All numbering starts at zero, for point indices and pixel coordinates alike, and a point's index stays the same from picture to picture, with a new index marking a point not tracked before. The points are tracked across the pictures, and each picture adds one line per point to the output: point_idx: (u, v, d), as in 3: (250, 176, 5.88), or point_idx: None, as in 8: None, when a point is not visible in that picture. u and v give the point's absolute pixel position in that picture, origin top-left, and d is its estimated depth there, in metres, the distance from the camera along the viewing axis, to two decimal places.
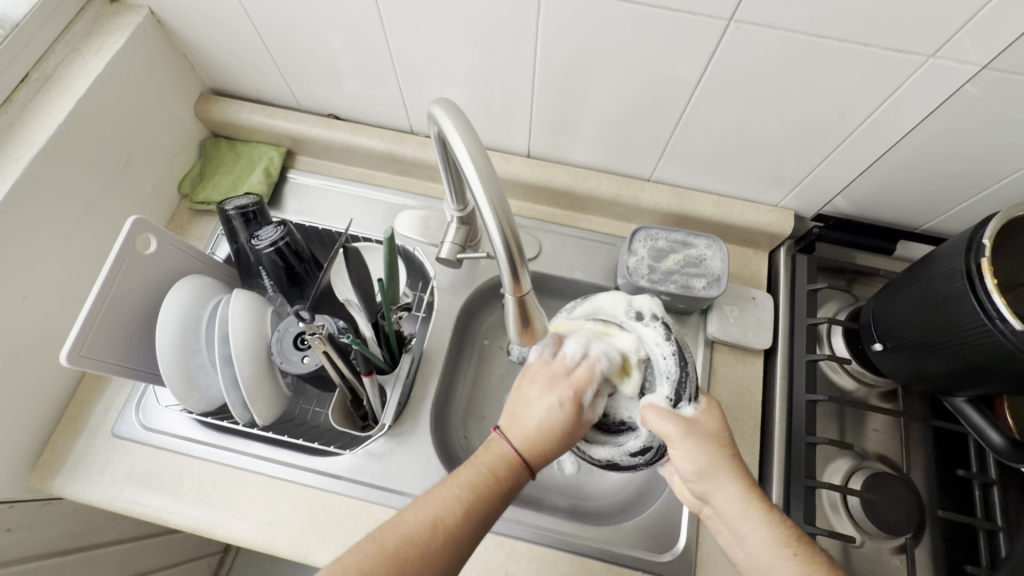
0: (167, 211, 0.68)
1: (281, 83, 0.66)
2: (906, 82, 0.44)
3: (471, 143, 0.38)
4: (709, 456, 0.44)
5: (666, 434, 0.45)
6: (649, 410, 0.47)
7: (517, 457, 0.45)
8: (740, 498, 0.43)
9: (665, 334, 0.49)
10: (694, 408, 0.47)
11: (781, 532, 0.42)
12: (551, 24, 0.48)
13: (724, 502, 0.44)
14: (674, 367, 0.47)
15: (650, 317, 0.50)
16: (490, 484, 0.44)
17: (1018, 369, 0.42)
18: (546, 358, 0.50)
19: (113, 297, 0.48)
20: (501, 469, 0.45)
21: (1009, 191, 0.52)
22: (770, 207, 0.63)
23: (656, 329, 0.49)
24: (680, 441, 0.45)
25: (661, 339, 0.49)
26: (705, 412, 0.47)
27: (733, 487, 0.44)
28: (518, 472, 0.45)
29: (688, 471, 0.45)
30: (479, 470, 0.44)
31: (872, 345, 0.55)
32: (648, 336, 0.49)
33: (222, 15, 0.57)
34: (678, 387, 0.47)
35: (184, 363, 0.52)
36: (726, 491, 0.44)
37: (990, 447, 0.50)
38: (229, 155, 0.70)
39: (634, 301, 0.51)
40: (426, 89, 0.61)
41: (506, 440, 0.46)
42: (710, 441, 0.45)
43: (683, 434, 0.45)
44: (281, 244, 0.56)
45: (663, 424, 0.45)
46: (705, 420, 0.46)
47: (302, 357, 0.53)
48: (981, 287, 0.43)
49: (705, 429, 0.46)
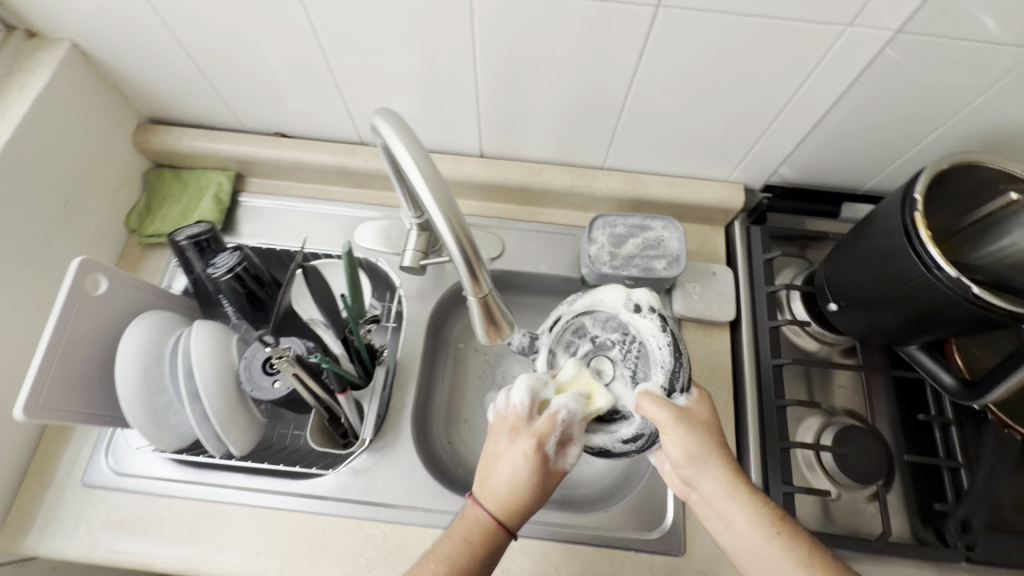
0: (116, 248, 0.65)
1: (221, 106, 0.64)
2: (829, 51, 0.46)
3: (417, 152, 0.38)
4: (699, 443, 0.45)
5: (659, 421, 0.46)
6: (645, 397, 0.47)
7: (493, 523, 0.44)
8: (726, 484, 0.44)
9: (662, 325, 0.50)
10: (687, 398, 0.48)
11: (766, 512, 0.43)
12: (486, 24, 0.49)
13: (710, 488, 0.45)
14: (668, 357, 0.48)
15: (647, 309, 0.51)
16: (470, 554, 0.43)
17: (957, 313, 0.44)
18: (503, 412, 0.48)
19: (65, 346, 0.47)
20: (476, 538, 0.44)
21: (937, 146, 0.55)
22: (721, 183, 0.65)
23: (652, 320, 0.50)
24: (673, 427, 0.45)
25: (657, 331, 0.50)
26: (696, 402, 0.48)
27: (720, 473, 0.45)
28: (495, 537, 0.44)
29: (679, 457, 0.46)
30: (453, 543, 0.43)
31: (828, 306, 0.58)
32: (645, 328, 0.51)
33: (151, 40, 0.55)
34: (672, 376, 0.48)
35: (151, 403, 0.50)
36: (713, 478, 0.45)
37: (944, 388, 0.52)
38: (175, 184, 0.68)
39: (633, 294, 0.52)
40: (371, 99, 0.60)
41: (480, 505, 0.45)
42: (701, 428, 0.46)
43: (675, 420, 0.45)
44: (238, 270, 0.55)
45: (656, 411, 0.46)
46: (697, 409, 0.47)
47: (274, 382, 0.52)
48: (917, 240, 0.45)
49: (696, 417, 0.46)
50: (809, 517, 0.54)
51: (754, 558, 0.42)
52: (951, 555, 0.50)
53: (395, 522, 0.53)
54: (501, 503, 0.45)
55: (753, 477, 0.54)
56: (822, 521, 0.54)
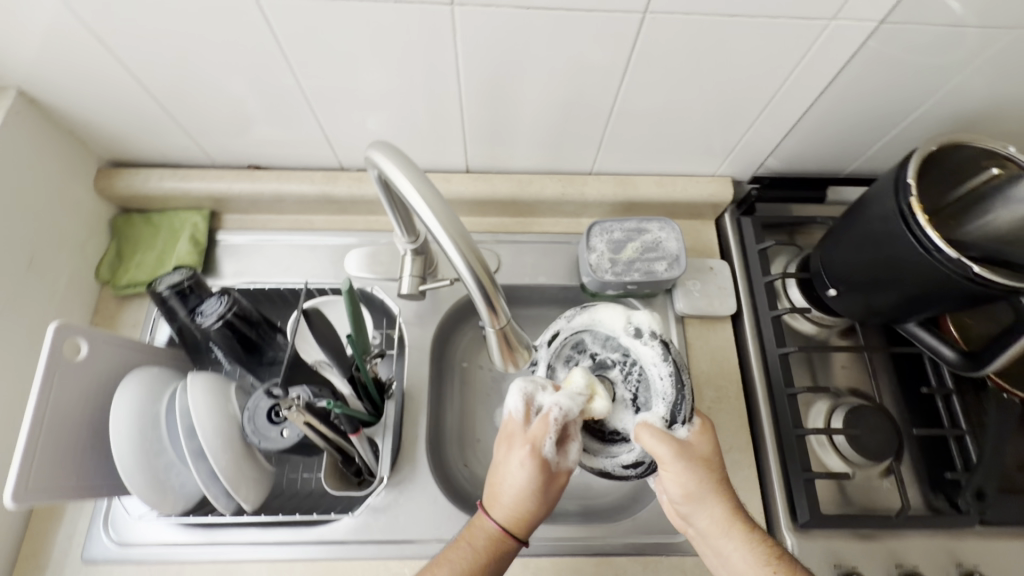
0: (90, 304, 0.61)
1: (190, 143, 0.61)
2: (813, 45, 0.47)
3: (422, 184, 0.36)
4: (698, 480, 0.45)
5: (658, 455, 0.46)
6: (644, 428, 0.47)
7: (500, 533, 0.44)
8: (723, 522, 0.44)
9: (663, 353, 0.50)
10: (688, 429, 0.47)
11: (764, 550, 0.43)
12: (468, 40, 0.47)
13: (707, 524, 0.45)
14: (670, 388, 0.49)
15: (648, 335, 0.51)
16: (476, 566, 0.43)
17: (958, 291, 0.45)
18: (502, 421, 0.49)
19: (50, 419, 0.43)
20: (484, 548, 0.44)
21: (915, 127, 0.57)
22: (709, 178, 0.66)
23: (654, 348, 0.51)
24: (672, 462, 0.45)
25: (658, 359, 0.50)
26: (697, 435, 0.47)
27: (718, 510, 0.45)
28: (504, 547, 0.45)
29: (677, 494, 0.46)
30: (460, 554, 0.44)
31: (826, 291, 0.59)
32: (646, 355, 0.51)
33: (109, 80, 0.52)
34: (673, 408, 0.48)
35: (151, 469, 0.47)
36: (710, 515, 0.45)
37: (947, 363, 0.53)
38: (145, 229, 0.64)
39: (633, 318, 0.52)
40: (349, 121, 0.58)
41: (489, 516, 0.45)
42: (701, 465, 0.45)
43: (675, 455, 0.45)
44: (228, 316, 0.52)
45: (656, 445, 0.46)
46: (697, 444, 0.47)
47: (281, 432, 0.49)
48: (915, 224, 0.45)
49: (696, 453, 0.46)
50: (829, 499, 0.55)
51: None
52: (966, 520, 0.52)
53: (422, 558, 0.52)
54: (508, 512, 0.45)
55: (773, 468, 0.55)
56: (842, 502, 0.55)
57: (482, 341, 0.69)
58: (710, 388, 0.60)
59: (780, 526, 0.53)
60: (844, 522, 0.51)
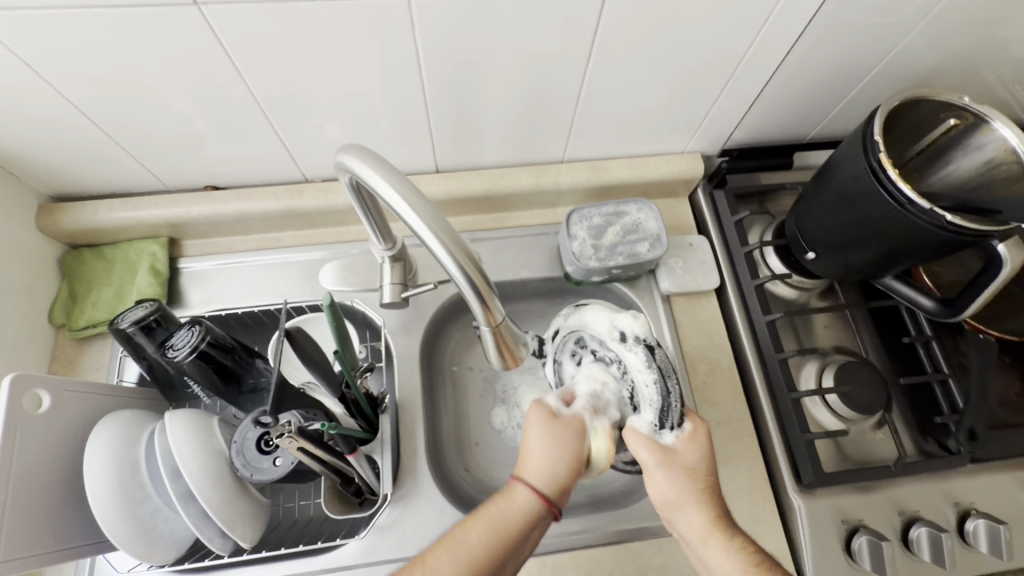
0: (45, 351, 0.57)
1: (139, 168, 0.57)
2: (773, 12, 0.47)
3: (401, 186, 0.34)
4: (679, 489, 0.45)
5: (642, 460, 0.47)
6: (630, 434, 0.47)
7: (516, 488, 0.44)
8: (703, 530, 0.45)
9: (648, 359, 0.47)
10: (676, 436, 0.47)
11: (744, 559, 0.43)
12: (427, 35, 0.46)
13: (689, 530, 0.46)
14: (657, 395, 0.46)
15: (633, 339, 0.48)
16: (506, 534, 0.42)
17: (931, 243, 0.47)
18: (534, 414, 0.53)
19: (16, 479, 0.40)
20: (500, 504, 0.44)
21: (870, 87, 0.59)
22: (679, 155, 0.66)
23: (638, 353, 0.47)
24: (654, 469, 0.46)
25: (643, 366, 0.47)
26: (686, 442, 0.47)
27: (698, 517, 0.45)
28: (524, 504, 0.44)
29: (659, 500, 0.47)
30: (487, 529, 0.42)
31: (804, 255, 0.60)
32: (631, 361, 0.48)
33: (40, 108, 0.48)
34: (662, 414, 0.46)
35: (137, 519, 0.44)
36: (691, 522, 0.45)
37: (926, 312, 0.54)
38: (99, 264, 0.60)
39: (617, 321, 0.49)
40: (307, 130, 0.55)
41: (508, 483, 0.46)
42: (684, 474, 0.45)
43: (656, 463, 0.46)
44: (203, 346, 0.49)
45: (641, 450, 0.46)
46: (683, 451, 0.46)
47: (274, 461, 0.46)
48: (886, 178, 0.46)
49: (681, 461, 0.46)
50: (829, 458, 0.56)
51: None
52: (958, 461, 0.53)
53: None
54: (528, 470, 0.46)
55: (773, 434, 0.55)
56: (840, 459, 0.56)
57: (469, 343, 0.67)
58: (703, 363, 0.60)
59: (786, 489, 0.54)
60: (848, 479, 0.52)
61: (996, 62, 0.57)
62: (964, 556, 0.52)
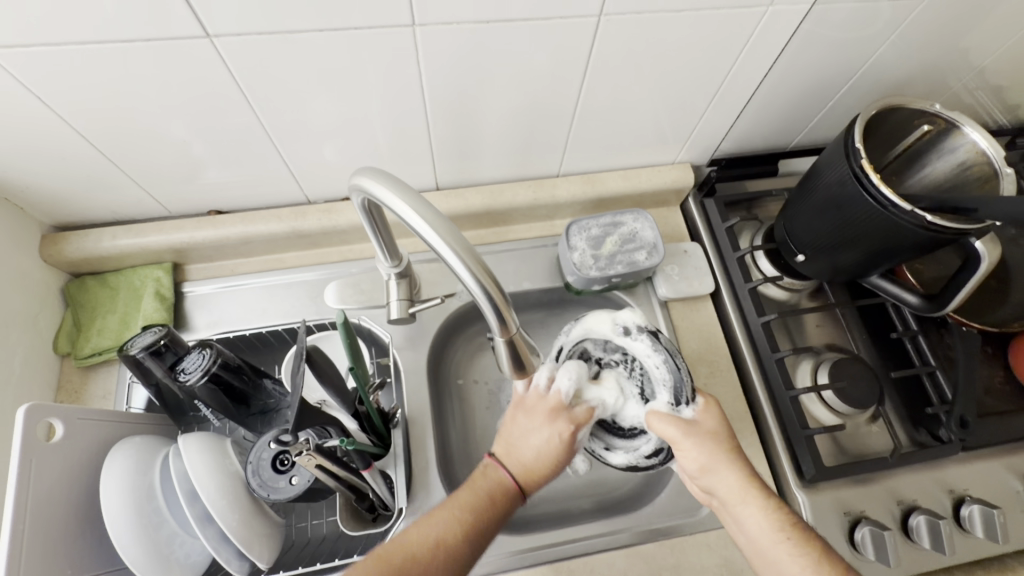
0: (51, 380, 0.57)
1: (143, 194, 0.58)
2: (756, 30, 0.50)
3: (418, 204, 0.36)
4: (709, 453, 0.47)
5: (669, 436, 0.48)
6: (654, 416, 0.49)
7: (512, 482, 0.47)
8: (740, 488, 0.46)
9: (654, 344, 0.51)
10: (693, 410, 0.49)
11: (781, 518, 0.44)
12: (429, 63, 0.48)
13: (725, 492, 0.46)
14: (668, 374, 0.50)
15: (636, 329, 0.52)
16: (483, 508, 0.44)
17: (916, 243, 0.49)
18: (544, 394, 0.50)
19: (34, 509, 0.40)
20: (494, 492, 0.46)
21: (849, 96, 0.62)
22: (670, 165, 0.69)
23: (644, 341, 0.51)
24: (683, 441, 0.47)
25: (650, 351, 0.51)
26: (703, 412, 0.49)
27: (734, 477, 0.46)
28: (513, 499, 0.46)
29: (692, 468, 0.47)
30: (481, 499, 0.45)
31: (794, 257, 0.62)
32: (639, 349, 0.52)
33: (45, 137, 0.48)
34: (676, 390, 0.49)
35: (153, 543, 0.44)
36: (727, 481, 0.46)
37: (912, 308, 0.57)
38: (102, 291, 0.60)
39: (618, 317, 0.53)
40: (311, 153, 0.57)
41: (503, 466, 0.48)
42: (711, 440, 0.47)
43: (685, 433, 0.47)
44: (215, 368, 0.49)
45: (666, 427, 0.48)
46: (704, 421, 0.48)
47: (290, 480, 0.47)
48: (869, 183, 0.49)
49: (704, 429, 0.48)
50: (827, 452, 0.58)
51: (767, 560, 0.43)
52: (949, 449, 0.55)
53: None
54: (522, 467, 0.48)
55: (773, 431, 0.57)
56: (839, 453, 0.58)
57: (474, 356, 0.69)
58: (703, 365, 0.62)
59: (790, 485, 0.55)
60: (847, 472, 0.54)
61: (959, 70, 0.61)
62: (961, 541, 0.54)
